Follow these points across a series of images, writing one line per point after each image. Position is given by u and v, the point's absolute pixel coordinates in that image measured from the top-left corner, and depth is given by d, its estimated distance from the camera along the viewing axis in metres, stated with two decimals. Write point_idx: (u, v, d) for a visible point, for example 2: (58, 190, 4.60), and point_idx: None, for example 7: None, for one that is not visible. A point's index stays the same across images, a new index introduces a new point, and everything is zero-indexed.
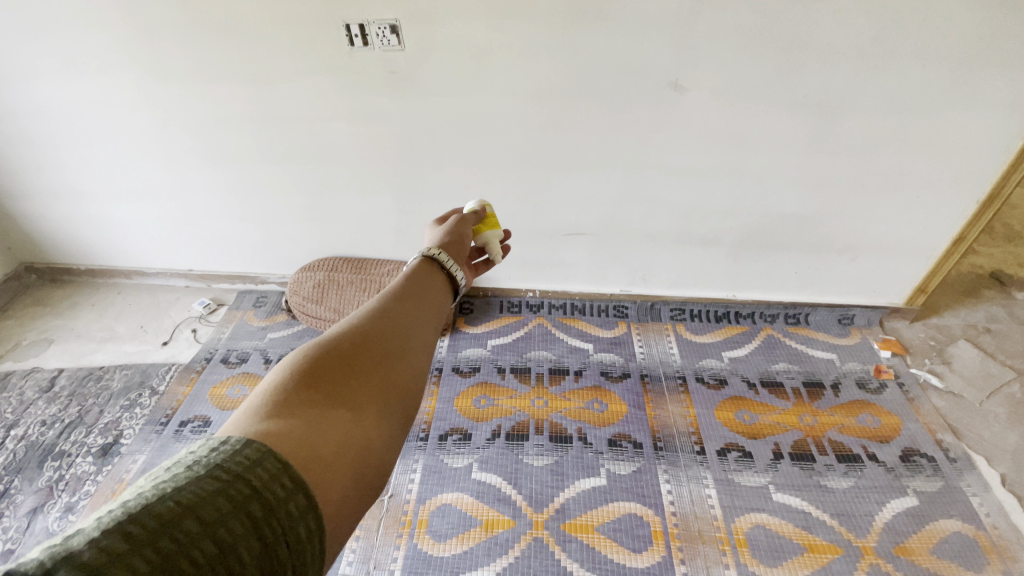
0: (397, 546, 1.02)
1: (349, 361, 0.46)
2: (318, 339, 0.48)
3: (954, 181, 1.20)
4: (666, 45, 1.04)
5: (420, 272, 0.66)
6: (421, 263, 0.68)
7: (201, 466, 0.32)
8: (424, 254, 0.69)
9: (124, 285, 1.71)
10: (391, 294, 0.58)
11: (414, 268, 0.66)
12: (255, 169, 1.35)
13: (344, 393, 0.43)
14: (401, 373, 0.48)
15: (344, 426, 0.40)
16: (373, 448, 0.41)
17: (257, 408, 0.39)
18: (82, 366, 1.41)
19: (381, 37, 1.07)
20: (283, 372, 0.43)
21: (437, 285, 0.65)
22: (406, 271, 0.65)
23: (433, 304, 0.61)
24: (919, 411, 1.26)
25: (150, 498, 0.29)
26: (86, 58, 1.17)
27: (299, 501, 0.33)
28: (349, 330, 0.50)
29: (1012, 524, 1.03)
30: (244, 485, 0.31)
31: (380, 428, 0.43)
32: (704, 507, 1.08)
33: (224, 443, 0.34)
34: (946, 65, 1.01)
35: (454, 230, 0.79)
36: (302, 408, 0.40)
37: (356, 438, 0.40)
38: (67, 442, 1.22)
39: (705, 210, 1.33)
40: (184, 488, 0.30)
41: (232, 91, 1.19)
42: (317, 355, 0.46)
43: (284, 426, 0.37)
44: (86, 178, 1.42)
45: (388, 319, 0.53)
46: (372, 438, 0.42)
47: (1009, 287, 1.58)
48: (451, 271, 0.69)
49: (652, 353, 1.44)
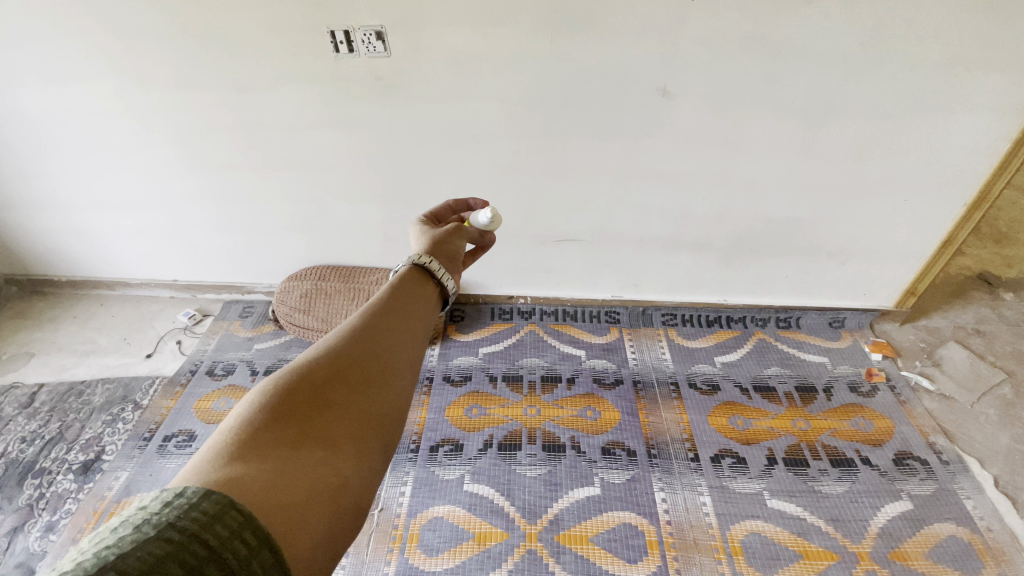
0: (388, 561, 1.00)
1: (321, 393, 0.45)
2: (289, 368, 0.47)
3: (942, 184, 1.20)
4: (655, 50, 1.04)
5: (408, 283, 0.65)
6: (407, 273, 0.66)
7: (151, 527, 0.30)
8: (411, 262, 0.68)
9: (108, 296, 1.67)
10: (369, 313, 0.57)
11: (397, 281, 0.64)
12: (241, 178, 1.33)
13: (316, 428, 0.42)
14: (377, 402, 0.47)
15: (316, 466, 0.39)
16: (348, 487, 0.40)
17: (220, 450, 0.37)
18: (63, 380, 1.38)
19: (367, 43, 1.06)
20: (250, 408, 0.42)
21: (423, 299, 0.64)
22: (389, 284, 0.64)
23: (417, 321, 0.60)
24: (912, 414, 1.26)
25: (90, 569, 0.27)
26: (65, 67, 1.14)
27: (264, 557, 0.31)
28: (323, 358, 0.48)
29: (1007, 527, 1.03)
30: (200, 545, 0.30)
31: (355, 464, 0.42)
32: (699, 515, 1.07)
33: (179, 495, 0.32)
34: (933, 69, 1.02)
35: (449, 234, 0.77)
36: (270, 448, 0.39)
37: (328, 478, 0.39)
38: (47, 459, 1.18)
39: (696, 215, 1.33)
40: (130, 554, 0.28)
41: (216, 98, 1.17)
42: (287, 387, 0.44)
43: (249, 470, 0.36)
44: (67, 188, 1.39)
45: (365, 343, 0.52)
46: (347, 476, 0.40)
47: (997, 289, 1.59)
48: (441, 280, 0.68)
49: (645, 359, 1.43)
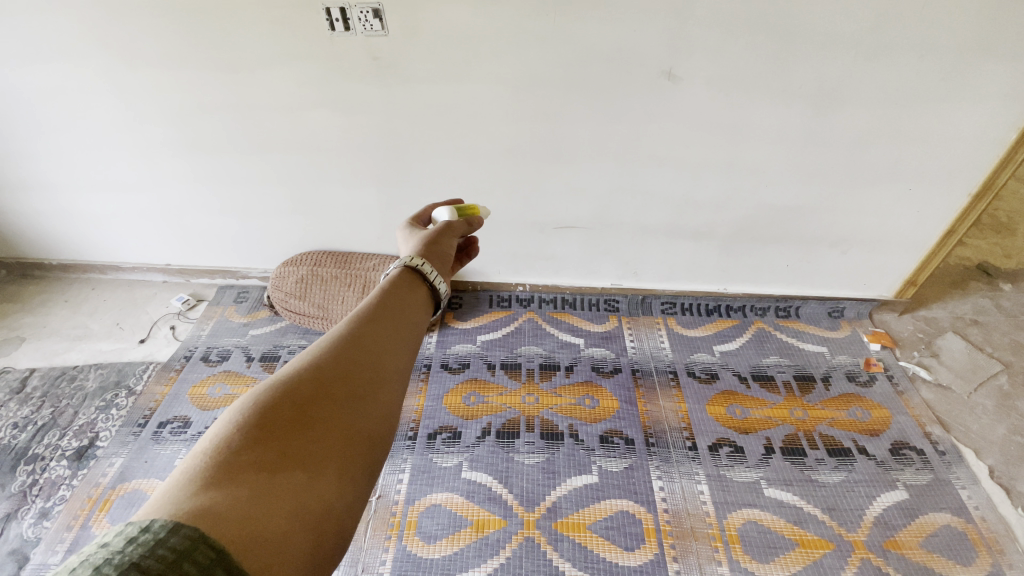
0: (386, 548, 1.00)
1: (304, 411, 0.43)
2: (270, 384, 0.45)
3: (947, 173, 1.19)
4: (660, 33, 1.01)
5: (396, 288, 0.63)
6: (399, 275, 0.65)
7: (113, 566, 0.28)
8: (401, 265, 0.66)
9: (99, 280, 1.65)
10: (358, 321, 0.55)
11: (386, 286, 0.63)
12: (234, 160, 1.30)
13: (298, 449, 0.41)
14: (363, 421, 0.46)
15: (296, 492, 0.38)
16: (331, 511, 0.39)
17: (194, 473, 0.36)
18: (55, 366, 1.36)
19: (363, 21, 1.02)
20: (228, 426, 0.40)
21: (415, 304, 0.63)
22: (379, 289, 0.62)
23: (408, 329, 0.58)
24: (908, 404, 1.26)
25: None
26: (49, 43, 1.10)
27: None
28: (307, 373, 0.47)
29: (1001, 516, 1.03)
30: None
31: (338, 486, 0.40)
32: (697, 503, 1.07)
33: (145, 530, 0.30)
34: (943, 56, 0.99)
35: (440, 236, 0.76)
36: (247, 472, 0.37)
37: (309, 505, 0.38)
38: (40, 445, 1.17)
39: (697, 203, 1.31)
40: None
41: (207, 77, 1.14)
42: (268, 404, 0.43)
43: (225, 498, 0.35)
44: (55, 169, 1.36)
45: (351, 355, 0.50)
46: (329, 500, 0.39)
47: (996, 279, 1.59)
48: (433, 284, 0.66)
49: (644, 347, 1.43)
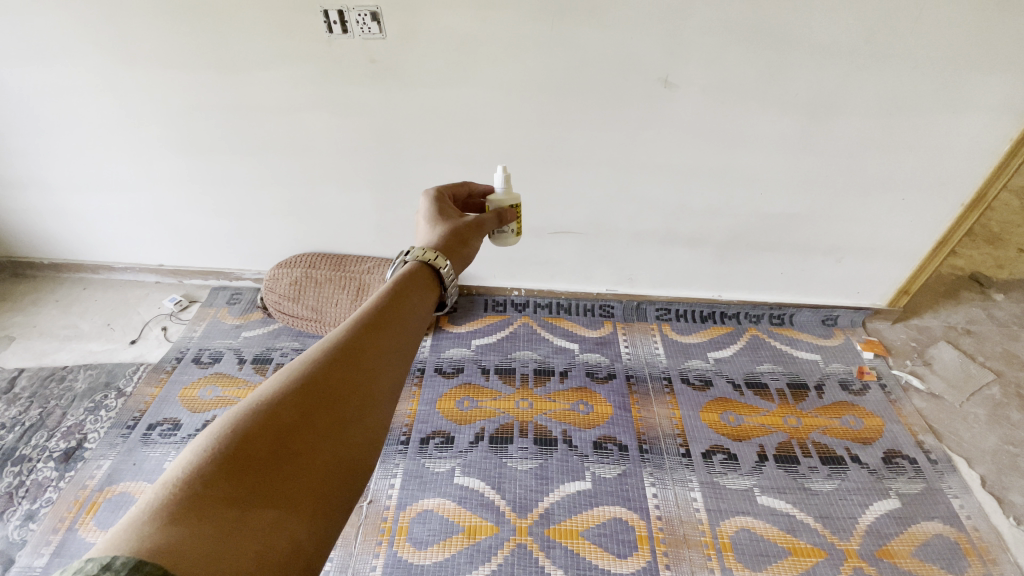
0: (376, 554, 0.98)
1: (286, 438, 0.41)
2: (252, 404, 0.42)
3: (939, 183, 1.20)
4: (657, 41, 1.02)
5: (397, 293, 0.60)
6: (414, 273, 0.64)
7: None
8: (419, 260, 0.65)
9: (91, 280, 1.63)
10: (352, 332, 0.52)
11: (391, 287, 0.60)
12: (230, 162, 1.30)
13: (274, 482, 0.38)
14: (346, 451, 0.43)
15: (268, 529, 0.35)
16: (303, 550, 0.36)
17: (160, 506, 0.33)
18: (44, 366, 1.34)
19: (361, 24, 1.02)
20: (202, 450, 0.37)
21: (422, 309, 0.61)
22: (381, 292, 0.59)
23: (406, 344, 0.56)
24: (901, 413, 1.27)
25: None
26: (46, 41, 1.09)
27: None
28: (292, 395, 0.44)
29: (992, 526, 1.04)
30: None
31: (312, 523, 0.38)
32: (690, 511, 1.07)
33: (106, 568, 0.28)
34: (936, 68, 1.00)
35: (467, 230, 0.73)
36: (218, 506, 0.34)
37: (282, 544, 0.35)
38: (27, 446, 1.15)
39: (692, 209, 1.32)
40: None
41: (203, 77, 1.13)
42: (248, 429, 0.40)
43: (193, 536, 0.32)
44: (48, 168, 1.35)
45: (338, 376, 0.47)
46: (301, 538, 0.36)
47: (988, 289, 1.60)
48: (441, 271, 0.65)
49: (638, 353, 1.43)
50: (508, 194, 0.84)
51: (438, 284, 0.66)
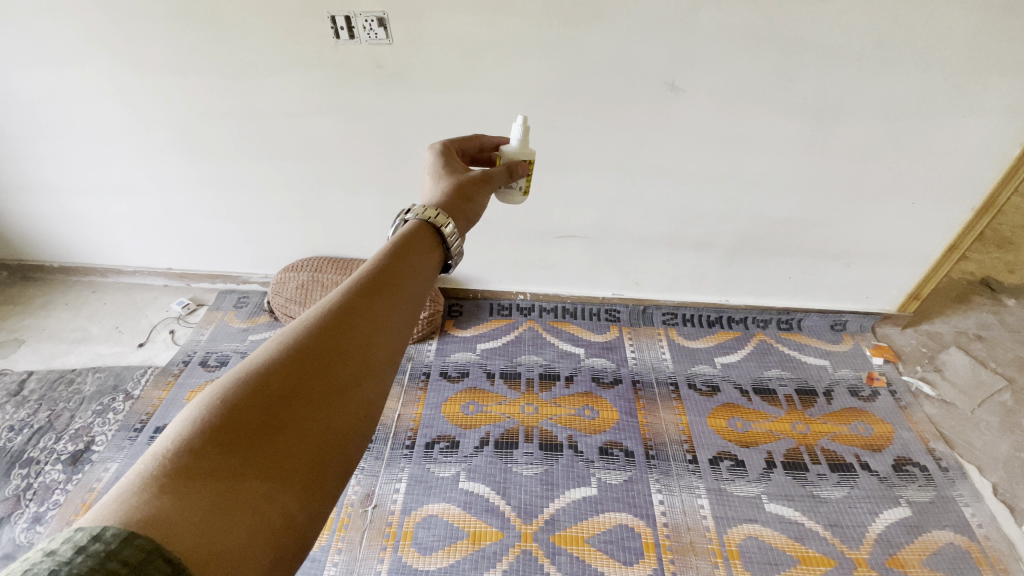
0: (381, 559, 0.98)
1: (276, 408, 0.40)
2: (242, 372, 0.41)
3: (949, 188, 1.18)
4: (663, 45, 1.02)
5: (397, 257, 0.58)
6: (415, 231, 0.62)
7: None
8: (419, 218, 0.64)
9: (100, 283, 1.65)
10: (346, 297, 0.51)
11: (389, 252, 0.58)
12: (238, 166, 1.31)
13: (265, 452, 0.37)
14: (340, 420, 0.42)
15: (258, 502, 0.34)
16: (293, 524, 0.36)
17: (149, 477, 0.32)
18: (53, 369, 1.35)
19: (367, 30, 1.03)
20: (190, 421, 0.36)
21: (421, 272, 0.59)
22: (379, 256, 0.58)
23: (403, 309, 0.54)
24: (912, 419, 1.25)
25: None
26: (57, 47, 1.11)
27: None
28: (285, 361, 0.43)
29: (1005, 535, 1.02)
30: None
31: (303, 497, 0.37)
32: (697, 518, 1.06)
33: (96, 540, 0.27)
34: (946, 71, 1.00)
35: (470, 184, 0.71)
36: (207, 477, 0.34)
37: (272, 519, 0.35)
38: (35, 448, 1.16)
39: (699, 214, 1.31)
40: None
41: (212, 82, 1.14)
42: (239, 398, 0.39)
43: (181, 507, 0.32)
44: (58, 172, 1.36)
45: (333, 341, 0.46)
46: (292, 512, 0.36)
47: (999, 294, 1.58)
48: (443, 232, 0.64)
49: (644, 358, 1.42)
50: (523, 148, 0.80)
51: (441, 244, 0.65)
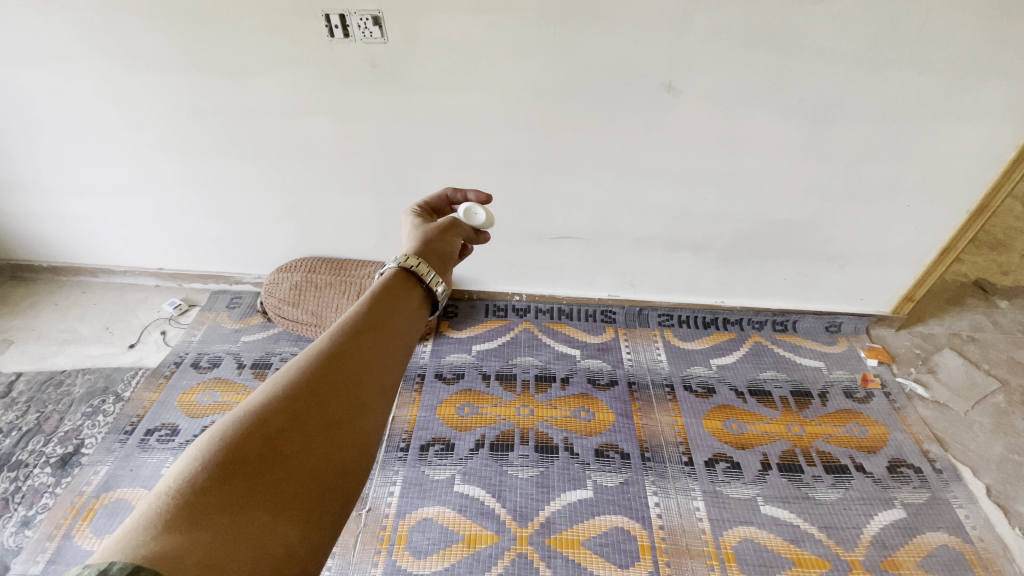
0: (375, 563, 0.97)
1: (276, 442, 0.39)
2: (241, 411, 0.41)
3: (944, 190, 1.19)
4: (660, 47, 1.01)
5: (390, 293, 0.58)
6: (404, 281, 0.61)
7: None
8: (410, 268, 0.62)
9: (90, 283, 1.63)
10: (341, 335, 0.51)
11: (383, 289, 0.58)
12: (231, 166, 1.29)
13: (265, 485, 0.37)
14: (339, 452, 0.42)
15: (260, 534, 0.34)
16: (295, 555, 0.35)
17: (154, 515, 0.32)
18: (42, 370, 1.33)
19: (362, 28, 1.02)
20: (193, 461, 0.36)
21: (410, 311, 0.58)
22: (370, 294, 0.58)
23: (398, 341, 0.54)
24: (906, 421, 1.25)
25: None
26: (46, 44, 1.09)
27: None
28: (282, 397, 0.43)
29: (999, 537, 1.02)
30: None
31: (304, 528, 0.37)
32: (693, 520, 1.06)
33: (104, 573, 0.27)
34: (940, 75, 1.00)
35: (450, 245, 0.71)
36: (211, 513, 0.34)
37: (274, 550, 0.34)
38: (24, 451, 1.14)
39: (695, 215, 1.31)
40: None
41: (204, 80, 1.13)
42: (238, 435, 0.39)
43: (186, 542, 0.31)
44: (48, 171, 1.34)
45: (330, 377, 0.46)
46: (294, 543, 0.36)
47: (992, 296, 1.59)
48: (431, 284, 0.62)
49: (640, 360, 1.42)
50: None
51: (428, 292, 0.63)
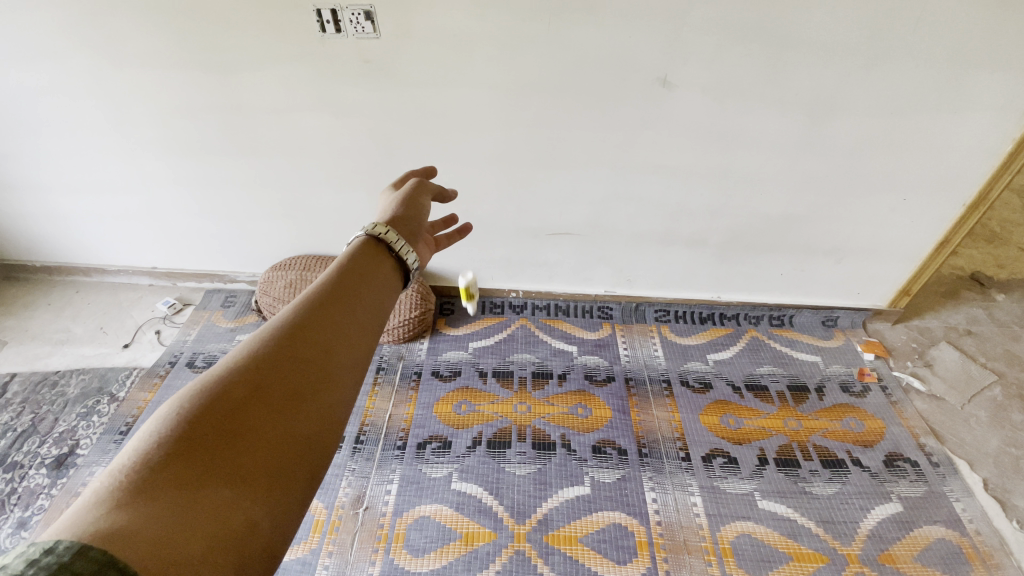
0: (373, 561, 0.97)
1: (237, 415, 0.37)
2: (201, 383, 0.38)
3: (941, 183, 1.18)
4: (655, 40, 1.00)
5: (359, 262, 0.55)
6: (374, 251, 0.58)
7: None
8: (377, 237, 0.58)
9: (84, 283, 1.61)
10: (309, 304, 0.47)
11: (352, 259, 0.55)
12: (224, 163, 1.28)
13: (226, 459, 0.35)
14: (307, 424, 0.40)
15: (220, 511, 0.32)
16: (259, 531, 0.33)
17: (106, 492, 0.31)
18: (36, 371, 1.33)
19: (355, 24, 1.00)
20: (149, 436, 0.34)
21: (383, 281, 0.55)
22: (339, 264, 0.54)
23: (369, 311, 0.50)
24: (903, 415, 1.26)
25: None
26: (33, 40, 1.07)
27: None
28: (245, 369, 0.40)
29: (995, 530, 1.03)
30: None
31: (269, 501, 0.35)
32: (690, 516, 1.06)
33: (48, 552, 0.26)
34: (937, 67, 0.99)
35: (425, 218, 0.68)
36: (166, 489, 0.32)
37: (234, 527, 0.32)
38: (18, 453, 1.14)
39: (692, 210, 1.30)
40: None
41: (195, 77, 1.11)
42: (197, 408, 0.36)
43: (138, 520, 0.30)
44: (39, 170, 1.33)
45: (295, 348, 0.43)
46: (258, 517, 0.34)
47: (989, 289, 1.60)
48: (402, 254, 0.59)
49: (637, 356, 1.41)
50: None
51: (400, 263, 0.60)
